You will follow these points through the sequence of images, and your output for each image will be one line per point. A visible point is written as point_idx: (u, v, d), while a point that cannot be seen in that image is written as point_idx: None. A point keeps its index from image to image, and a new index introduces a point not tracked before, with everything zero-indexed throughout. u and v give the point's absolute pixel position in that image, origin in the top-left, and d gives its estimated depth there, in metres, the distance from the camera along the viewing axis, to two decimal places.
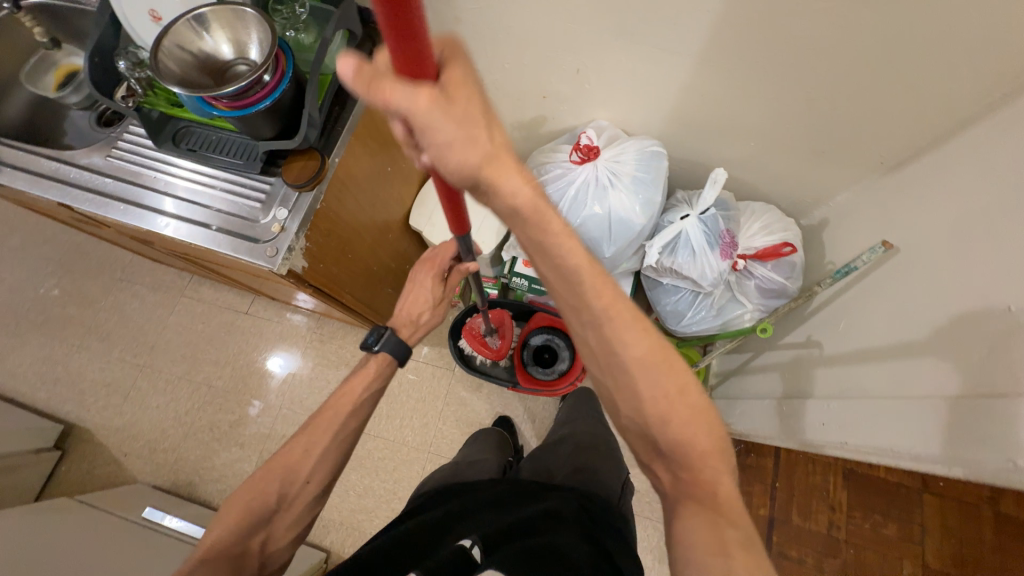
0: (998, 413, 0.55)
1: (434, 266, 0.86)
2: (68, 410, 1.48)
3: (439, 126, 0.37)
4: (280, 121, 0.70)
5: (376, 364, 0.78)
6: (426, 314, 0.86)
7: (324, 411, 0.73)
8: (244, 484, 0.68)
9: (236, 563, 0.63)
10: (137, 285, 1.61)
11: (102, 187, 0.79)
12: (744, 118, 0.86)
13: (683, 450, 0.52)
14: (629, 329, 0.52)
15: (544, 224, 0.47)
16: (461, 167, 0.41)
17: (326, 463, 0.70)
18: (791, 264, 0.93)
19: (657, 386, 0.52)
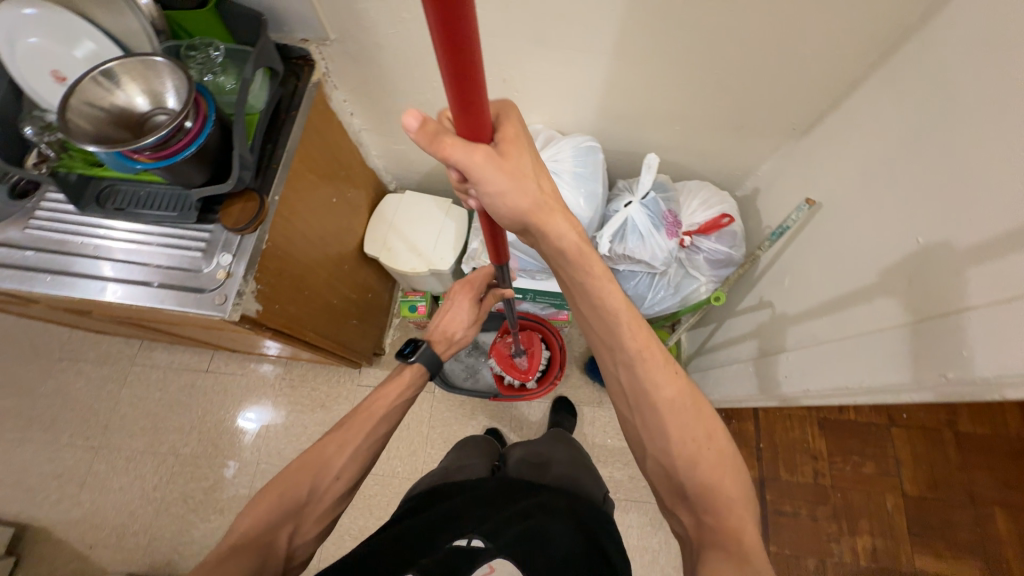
0: (929, 335, 0.60)
1: (471, 288, 0.92)
2: (18, 510, 1.36)
3: (492, 178, 0.50)
4: (209, 166, 0.68)
5: (409, 374, 0.80)
6: (460, 332, 0.92)
7: (357, 412, 0.73)
8: (279, 475, 0.66)
9: (263, 555, 0.59)
10: (81, 362, 1.50)
11: (23, 261, 0.74)
12: (667, 104, 0.92)
13: (709, 495, 0.57)
14: (660, 371, 0.61)
15: (585, 263, 0.61)
16: (513, 209, 0.54)
17: (356, 460, 0.69)
18: (732, 234, 0.99)
19: (686, 427, 0.60)
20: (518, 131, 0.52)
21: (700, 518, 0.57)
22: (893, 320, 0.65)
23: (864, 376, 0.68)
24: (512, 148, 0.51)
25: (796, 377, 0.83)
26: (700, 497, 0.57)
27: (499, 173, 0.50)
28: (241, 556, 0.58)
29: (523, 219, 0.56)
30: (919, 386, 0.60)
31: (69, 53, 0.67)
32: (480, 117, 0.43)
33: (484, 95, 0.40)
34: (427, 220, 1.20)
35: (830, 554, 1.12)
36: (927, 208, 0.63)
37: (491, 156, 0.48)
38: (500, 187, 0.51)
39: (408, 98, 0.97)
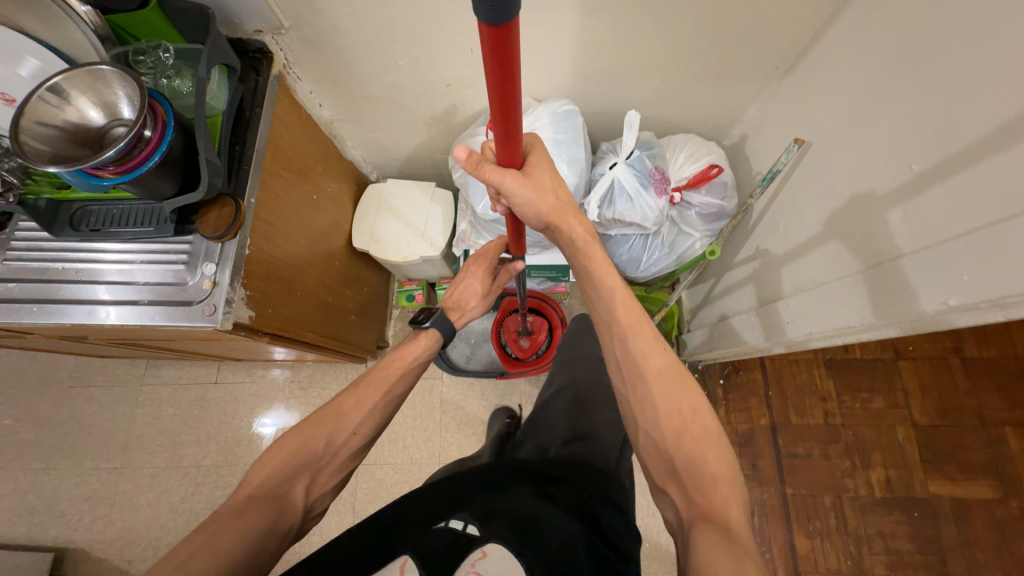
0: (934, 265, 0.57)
1: (484, 261, 0.92)
2: (54, 535, 1.39)
3: (523, 193, 0.60)
4: (178, 175, 0.66)
5: (424, 341, 0.80)
6: (473, 302, 0.92)
7: (375, 371, 0.74)
8: (294, 428, 0.66)
9: (280, 504, 0.59)
10: (91, 388, 1.51)
11: (8, 293, 0.72)
12: (644, 57, 0.88)
13: (697, 471, 0.59)
14: (649, 343, 0.67)
15: (589, 254, 0.69)
16: (538, 214, 0.65)
17: (373, 416, 0.70)
18: (722, 184, 0.97)
19: (673, 399, 0.63)
20: (542, 157, 0.63)
21: (691, 496, 0.58)
22: (893, 251, 0.64)
23: (860, 316, 0.68)
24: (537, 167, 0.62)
25: (801, 321, 0.82)
26: (689, 470, 0.59)
27: (528, 188, 0.60)
28: (258, 506, 0.58)
29: (545, 221, 0.67)
30: (890, 326, 0.64)
31: (13, 72, 0.61)
32: (516, 151, 0.54)
33: (521, 136, 0.51)
34: (413, 207, 1.18)
35: (845, 489, 1.14)
36: (920, 135, 0.61)
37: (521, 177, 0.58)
38: (528, 202, 0.61)
39: (376, 81, 0.94)
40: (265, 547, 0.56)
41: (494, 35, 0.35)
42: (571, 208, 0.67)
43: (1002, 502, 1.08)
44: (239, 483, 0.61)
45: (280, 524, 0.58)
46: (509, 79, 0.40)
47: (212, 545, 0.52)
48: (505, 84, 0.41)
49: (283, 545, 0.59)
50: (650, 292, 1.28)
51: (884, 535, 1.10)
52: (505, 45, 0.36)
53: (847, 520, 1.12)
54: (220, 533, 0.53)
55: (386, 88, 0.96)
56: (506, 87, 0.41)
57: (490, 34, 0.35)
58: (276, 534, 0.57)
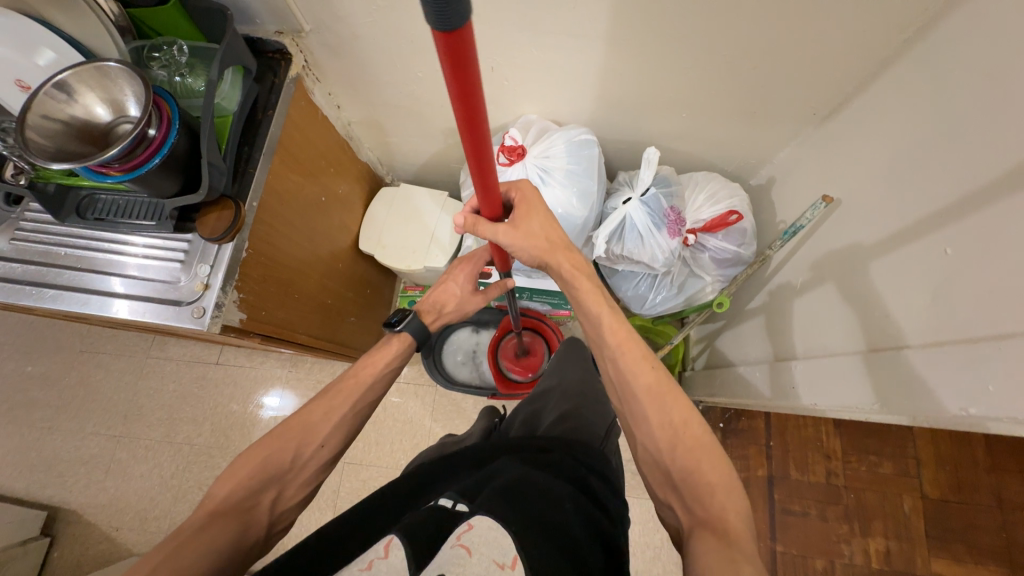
0: (972, 355, 0.52)
1: (469, 264, 0.89)
2: (50, 493, 1.43)
3: (511, 241, 0.67)
4: (180, 175, 0.66)
5: (395, 346, 0.77)
6: (451, 305, 0.87)
7: (345, 378, 0.72)
8: (261, 439, 0.64)
9: (246, 519, 0.59)
10: (99, 355, 1.55)
11: (11, 273, 0.74)
12: (670, 92, 0.84)
13: (694, 480, 0.56)
14: (638, 361, 0.64)
15: (577, 283, 0.70)
16: (531, 254, 0.69)
17: (341, 428, 0.69)
18: (741, 231, 0.92)
19: (665, 412, 0.60)
20: (530, 203, 0.69)
21: (691, 506, 0.55)
22: (909, 337, 0.61)
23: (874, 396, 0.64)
24: (524, 214, 0.68)
25: (813, 386, 0.77)
26: (687, 480, 0.56)
27: (516, 236, 0.67)
28: (223, 522, 0.57)
29: (540, 261, 0.70)
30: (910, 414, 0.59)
31: (31, 62, 0.61)
32: (498, 199, 0.60)
33: (495, 161, 0.50)
34: (422, 216, 1.16)
35: (840, 555, 1.02)
36: (961, 214, 0.56)
37: (507, 231, 0.67)
38: (521, 247, 0.67)
39: (394, 88, 0.92)
40: (228, 562, 0.55)
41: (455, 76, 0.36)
42: (562, 244, 0.69)
43: None
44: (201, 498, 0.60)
45: (244, 537, 0.58)
46: (473, 95, 0.39)
47: (168, 564, 0.51)
48: (469, 95, 0.38)
49: (248, 559, 0.58)
50: (655, 325, 1.23)
51: None
52: (465, 82, 0.37)
53: None
54: (178, 553, 0.52)
55: (402, 95, 0.94)
56: (469, 99, 0.39)
57: (445, 49, 0.33)
58: (239, 550, 0.57)
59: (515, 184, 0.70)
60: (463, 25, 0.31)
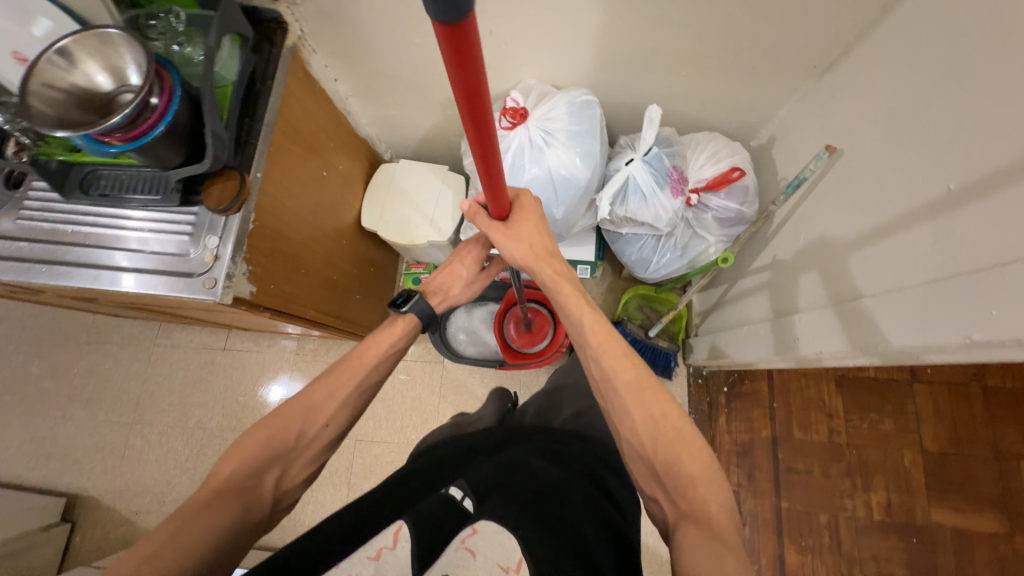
0: (969, 290, 0.53)
1: (473, 246, 0.88)
2: (68, 481, 1.46)
3: (503, 242, 0.73)
4: (184, 146, 0.66)
5: (402, 325, 0.77)
6: (456, 288, 0.87)
7: (348, 359, 0.72)
8: (264, 419, 0.66)
9: (249, 496, 0.60)
10: (106, 344, 1.56)
11: (19, 252, 0.74)
12: (670, 50, 0.83)
13: (677, 474, 0.59)
14: (619, 360, 0.67)
15: (558, 288, 0.73)
16: (519, 256, 0.73)
17: (344, 408, 0.70)
18: (742, 188, 0.93)
19: (646, 406, 0.63)
20: (529, 209, 0.73)
21: (675, 499, 0.58)
22: (908, 280, 0.63)
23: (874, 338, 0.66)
24: (520, 217, 0.72)
25: (813, 337, 0.79)
26: (669, 474, 0.59)
27: (506, 237, 0.72)
28: (227, 499, 0.58)
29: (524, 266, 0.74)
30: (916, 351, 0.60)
31: (27, 32, 0.60)
32: (504, 198, 0.64)
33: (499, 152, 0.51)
34: (423, 189, 1.16)
35: (843, 508, 1.04)
36: (965, 154, 0.57)
37: (496, 229, 0.72)
38: (509, 248, 0.72)
39: (391, 58, 0.91)
40: (234, 537, 0.57)
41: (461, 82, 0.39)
42: (547, 255, 0.74)
43: (1007, 536, 0.99)
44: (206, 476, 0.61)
45: (250, 515, 0.60)
46: (475, 96, 0.40)
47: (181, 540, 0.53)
48: (472, 82, 0.39)
49: (254, 534, 0.61)
50: (659, 293, 1.27)
51: (877, 558, 1.01)
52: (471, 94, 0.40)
53: (841, 540, 1.03)
54: (189, 526, 0.54)
55: (400, 63, 0.92)
56: (472, 89, 0.39)
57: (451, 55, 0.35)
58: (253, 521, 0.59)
59: (518, 191, 0.75)
60: (465, 15, 0.31)
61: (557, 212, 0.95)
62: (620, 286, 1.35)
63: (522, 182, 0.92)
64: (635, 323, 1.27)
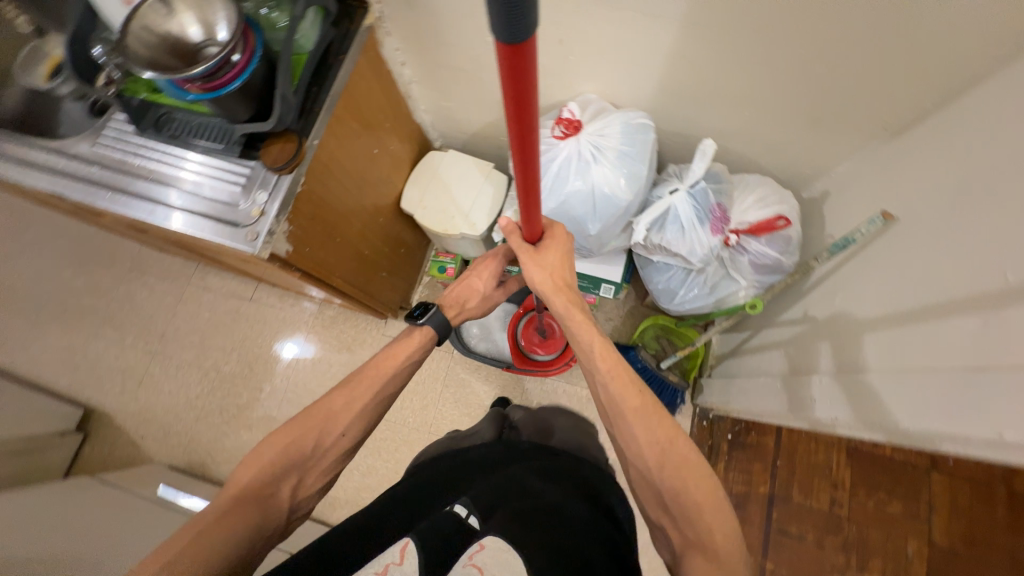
0: (1008, 387, 0.51)
1: (494, 259, 0.90)
2: (88, 394, 1.55)
3: (528, 264, 0.76)
4: (253, 104, 0.70)
5: (417, 338, 0.79)
6: (472, 301, 0.88)
7: (367, 369, 0.74)
8: (283, 427, 0.67)
9: (266, 506, 0.62)
10: (146, 274, 1.65)
11: (89, 175, 0.80)
12: (738, 86, 0.82)
13: (684, 500, 0.59)
14: (626, 386, 0.67)
15: (570, 315, 0.74)
16: (541, 279, 0.76)
17: (361, 417, 0.71)
18: (786, 238, 0.91)
19: (651, 432, 0.63)
20: (558, 236, 0.77)
21: (682, 528, 0.59)
22: (945, 364, 0.60)
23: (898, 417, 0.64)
24: (548, 242, 0.76)
25: (831, 403, 0.78)
26: (676, 501, 0.59)
27: (531, 259, 0.75)
28: (243, 509, 0.60)
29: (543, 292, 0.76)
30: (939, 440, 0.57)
31: None
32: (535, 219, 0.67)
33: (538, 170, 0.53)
34: (465, 183, 1.18)
35: None
36: None
37: (523, 249, 0.75)
38: (533, 270, 0.75)
39: (459, 51, 0.93)
40: (249, 548, 0.58)
41: (514, 106, 0.41)
42: (566, 286, 0.76)
43: None
44: (226, 482, 0.63)
45: (265, 525, 0.61)
46: (525, 120, 0.43)
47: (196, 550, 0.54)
48: (523, 104, 0.41)
49: (267, 545, 0.62)
50: (678, 327, 1.25)
51: None
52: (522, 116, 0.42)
53: None
54: (209, 532, 0.57)
55: (466, 58, 0.94)
56: (522, 109, 0.41)
57: (510, 77, 0.38)
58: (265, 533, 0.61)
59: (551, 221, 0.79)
60: (527, 39, 0.33)
61: (592, 228, 0.95)
62: (641, 313, 1.33)
63: (564, 192, 0.93)
64: (648, 352, 1.25)
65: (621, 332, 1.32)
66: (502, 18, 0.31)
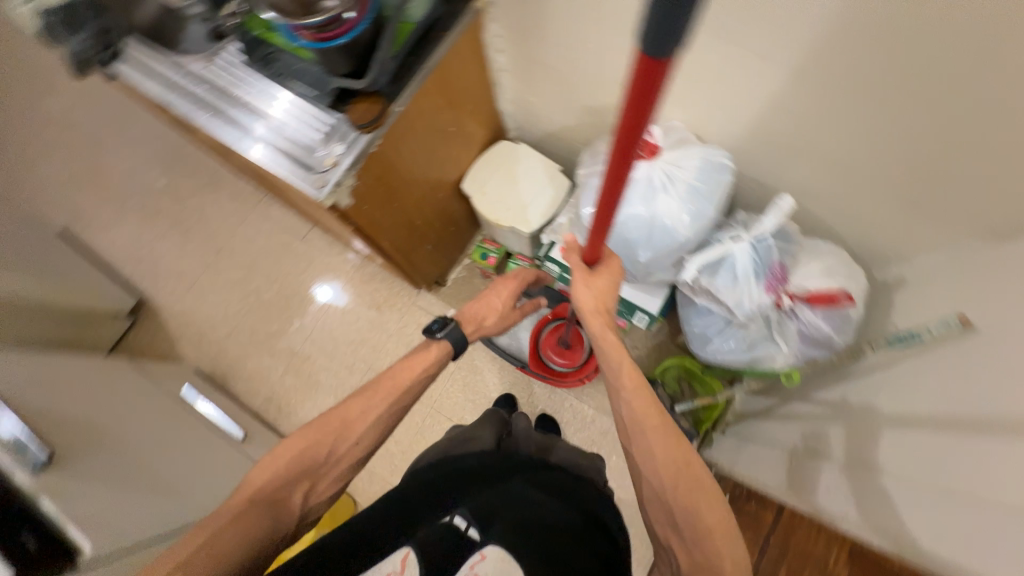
0: None
1: (513, 282, 0.96)
2: (145, 286, 1.69)
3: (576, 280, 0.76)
4: (354, 60, 0.73)
5: (434, 351, 0.81)
6: (490, 319, 0.91)
7: (384, 379, 0.77)
8: (300, 431, 0.71)
9: (279, 509, 0.66)
10: (219, 191, 1.77)
11: (197, 93, 0.86)
12: (837, 146, 0.77)
13: (693, 520, 0.61)
14: (649, 410, 0.68)
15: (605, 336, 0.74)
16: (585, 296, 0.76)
17: (374, 426, 0.74)
18: (843, 316, 0.86)
19: (670, 454, 0.65)
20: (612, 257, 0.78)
21: (691, 548, 0.60)
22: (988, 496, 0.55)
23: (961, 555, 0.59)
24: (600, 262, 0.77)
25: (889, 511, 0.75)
26: (687, 524, 0.61)
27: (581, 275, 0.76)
28: (258, 510, 0.65)
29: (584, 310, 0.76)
30: None
31: None
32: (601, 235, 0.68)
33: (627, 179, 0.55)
34: (528, 179, 1.19)
35: None
36: None
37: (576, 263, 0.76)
38: (579, 286, 0.76)
39: (557, 49, 0.93)
40: (261, 547, 0.63)
41: (633, 114, 0.44)
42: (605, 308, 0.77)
43: None
44: (242, 483, 0.68)
45: (277, 525, 0.65)
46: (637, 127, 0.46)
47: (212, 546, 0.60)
48: (642, 110, 0.44)
49: (278, 546, 0.66)
50: (702, 375, 1.20)
51: None
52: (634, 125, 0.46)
53: None
54: (218, 534, 0.62)
55: (562, 58, 0.94)
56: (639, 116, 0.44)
57: (642, 83, 0.41)
58: (275, 534, 0.65)
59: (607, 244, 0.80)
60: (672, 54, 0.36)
61: (642, 255, 0.94)
62: (669, 351, 1.30)
63: (623, 213, 0.92)
64: (665, 391, 1.23)
65: (643, 364, 1.28)
66: (654, 37, 0.35)
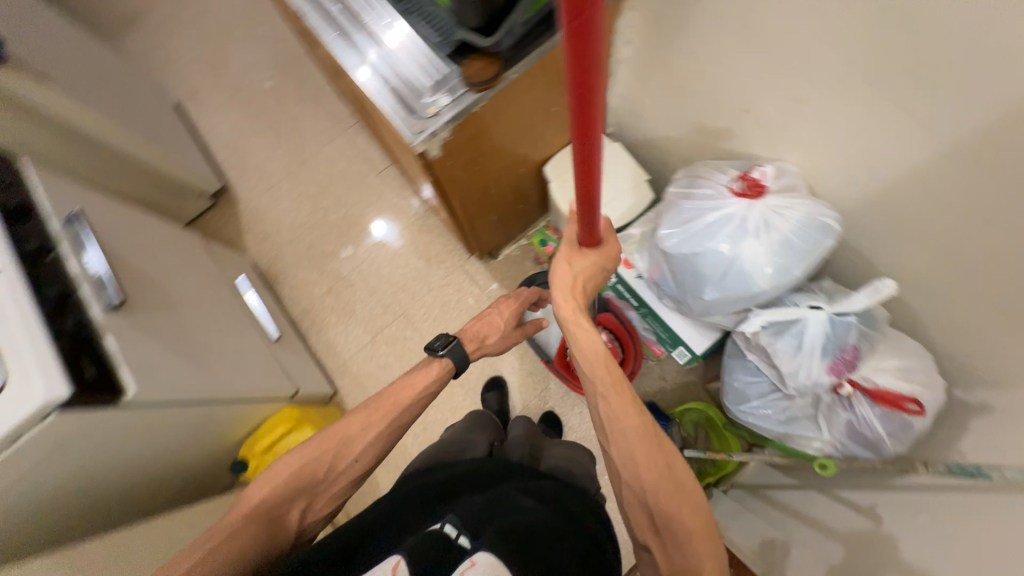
0: None
1: (514, 301, 0.94)
2: (232, 176, 1.82)
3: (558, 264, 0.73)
4: (486, 17, 0.73)
5: (436, 369, 0.82)
6: (492, 337, 0.89)
7: (386, 397, 0.78)
8: (299, 450, 0.73)
9: (275, 524, 0.69)
10: (318, 107, 1.85)
11: (330, 9, 0.89)
12: (968, 245, 0.69)
13: (670, 518, 0.61)
14: (624, 403, 0.66)
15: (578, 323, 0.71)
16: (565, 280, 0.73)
17: (372, 445, 0.76)
18: (904, 423, 0.80)
19: (646, 448, 0.63)
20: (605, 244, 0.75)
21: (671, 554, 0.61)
22: None
23: None
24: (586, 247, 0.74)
25: None
26: (670, 529, 0.61)
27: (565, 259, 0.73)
28: (257, 525, 0.68)
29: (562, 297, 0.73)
30: None
31: None
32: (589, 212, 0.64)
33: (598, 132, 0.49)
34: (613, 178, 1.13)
35: None
36: None
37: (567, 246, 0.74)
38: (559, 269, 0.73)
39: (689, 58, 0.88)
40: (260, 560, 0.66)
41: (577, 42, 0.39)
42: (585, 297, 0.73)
43: None
44: (239, 500, 0.70)
45: (275, 539, 0.69)
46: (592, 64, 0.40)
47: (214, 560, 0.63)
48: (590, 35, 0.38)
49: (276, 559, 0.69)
50: (723, 429, 1.16)
51: None
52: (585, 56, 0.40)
53: None
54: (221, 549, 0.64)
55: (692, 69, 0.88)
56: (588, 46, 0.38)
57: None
58: (272, 549, 0.68)
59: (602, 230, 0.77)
60: None
61: (707, 292, 0.90)
62: (697, 394, 1.25)
63: (702, 245, 0.87)
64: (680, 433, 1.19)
65: (665, 398, 1.24)
66: None
